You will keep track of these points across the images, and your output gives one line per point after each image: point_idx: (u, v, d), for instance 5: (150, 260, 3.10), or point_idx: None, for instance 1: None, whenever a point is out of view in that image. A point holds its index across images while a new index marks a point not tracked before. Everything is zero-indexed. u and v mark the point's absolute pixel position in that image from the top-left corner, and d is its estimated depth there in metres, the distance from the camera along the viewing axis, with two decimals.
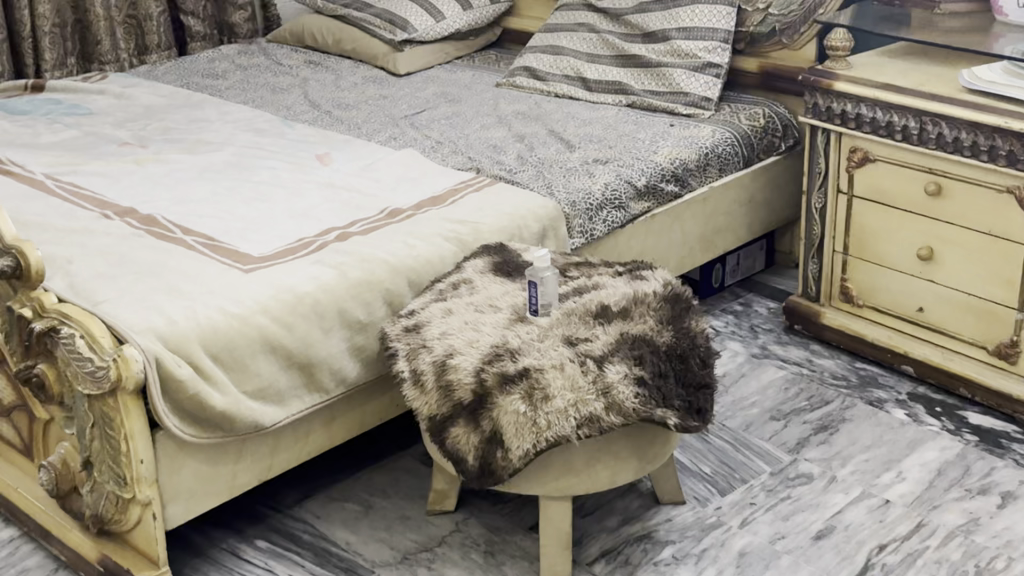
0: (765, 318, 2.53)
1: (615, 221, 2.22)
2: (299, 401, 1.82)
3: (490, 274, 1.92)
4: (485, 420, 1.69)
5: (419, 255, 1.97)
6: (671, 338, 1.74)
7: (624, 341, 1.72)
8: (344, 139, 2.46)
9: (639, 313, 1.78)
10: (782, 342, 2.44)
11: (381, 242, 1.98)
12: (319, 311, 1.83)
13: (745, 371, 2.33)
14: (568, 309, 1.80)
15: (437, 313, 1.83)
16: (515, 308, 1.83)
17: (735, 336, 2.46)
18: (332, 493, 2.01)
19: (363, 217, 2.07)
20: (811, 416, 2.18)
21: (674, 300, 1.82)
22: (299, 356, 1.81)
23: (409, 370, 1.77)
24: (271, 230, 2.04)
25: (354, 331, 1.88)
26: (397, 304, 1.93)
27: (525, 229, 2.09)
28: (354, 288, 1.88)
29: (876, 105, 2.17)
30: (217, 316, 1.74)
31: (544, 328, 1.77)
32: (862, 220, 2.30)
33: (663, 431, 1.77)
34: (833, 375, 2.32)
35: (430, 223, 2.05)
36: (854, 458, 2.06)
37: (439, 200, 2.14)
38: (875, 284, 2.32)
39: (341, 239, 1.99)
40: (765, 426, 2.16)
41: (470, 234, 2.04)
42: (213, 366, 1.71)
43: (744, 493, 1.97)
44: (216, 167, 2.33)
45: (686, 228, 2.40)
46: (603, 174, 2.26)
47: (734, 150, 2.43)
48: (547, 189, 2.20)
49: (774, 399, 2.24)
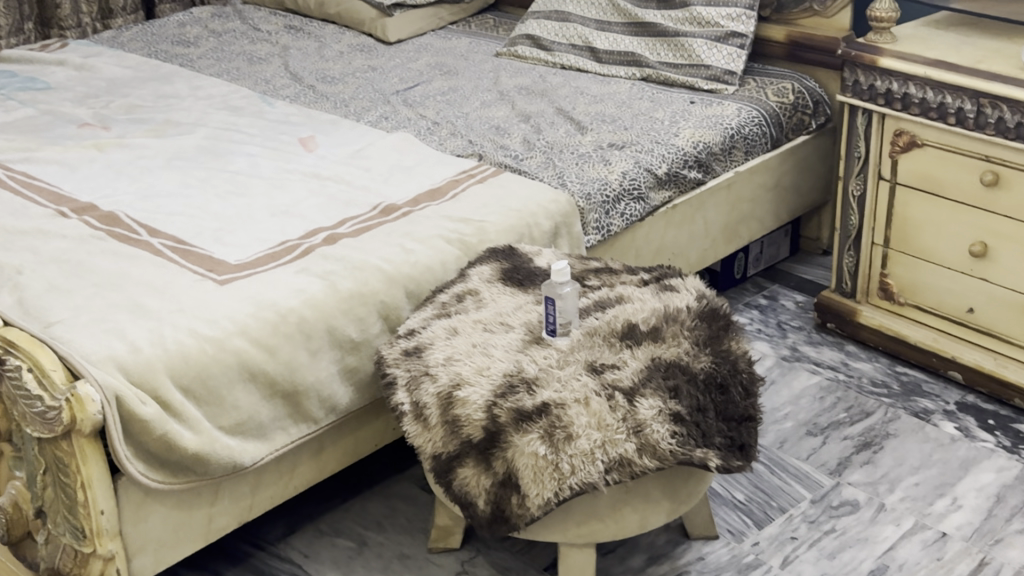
0: (793, 314, 2.31)
1: (633, 214, 1.99)
2: (284, 434, 1.59)
3: (499, 284, 1.70)
4: (498, 462, 1.47)
5: (418, 261, 1.74)
6: (710, 365, 1.52)
7: (655, 369, 1.50)
8: (330, 120, 2.22)
9: (671, 334, 1.56)
10: (814, 343, 2.22)
11: (375, 247, 1.75)
12: (306, 330, 1.60)
13: (774, 377, 2.12)
14: (591, 329, 1.58)
15: (441, 332, 1.60)
16: (530, 325, 1.60)
17: (761, 335, 2.24)
18: (322, 527, 1.79)
19: (354, 215, 1.84)
20: (852, 431, 1.97)
21: (711, 316, 1.60)
22: (284, 383, 1.58)
23: (410, 402, 1.54)
24: (249, 231, 1.80)
25: (345, 351, 1.65)
26: (394, 319, 1.70)
27: (535, 227, 1.86)
28: (345, 303, 1.65)
29: (926, 84, 1.93)
30: (188, 340, 1.52)
31: (565, 352, 1.54)
32: (905, 210, 2.08)
33: (699, 469, 1.55)
34: (873, 381, 2.10)
35: (430, 222, 1.82)
36: (903, 482, 1.85)
37: (438, 194, 1.91)
38: (919, 280, 2.10)
39: (328, 243, 1.76)
40: (802, 443, 1.95)
41: (474, 234, 1.80)
42: (183, 401, 1.48)
43: (783, 526, 1.77)
44: (186, 153, 2.08)
45: (709, 218, 2.17)
46: (621, 161, 2.03)
47: (761, 130, 2.20)
48: (558, 181, 1.96)
49: (809, 410, 2.03)
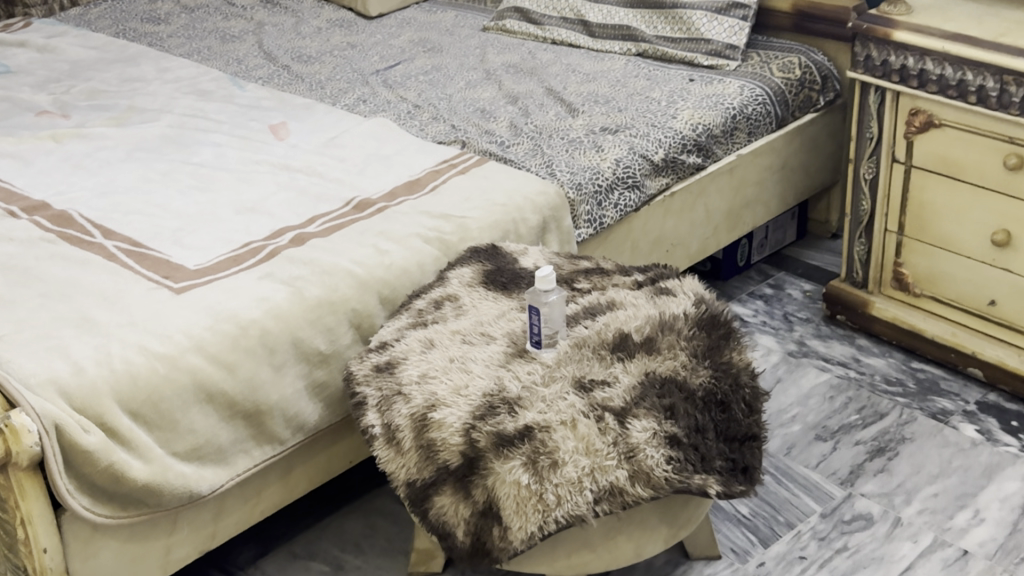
0: (801, 304, 2.17)
1: (628, 204, 1.85)
2: (247, 458, 1.46)
3: (480, 289, 1.56)
4: (477, 490, 1.34)
5: (393, 263, 1.60)
6: (709, 380, 1.39)
7: (649, 386, 1.37)
8: (304, 104, 2.08)
9: (666, 345, 1.42)
10: (822, 336, 2.08)
11: (347, 249, 1.61)
12: (268, 344, 1.47)
13: (781, 375, 1.98)
14: (579, 340, 1.45)
15: (416, 345, 1.46)
16: (513, 335, 1.47)
17: (766, 328, 2.10)
18: (295, 549, 1.66)
19: (324, 212, 1.70)
20: (864, 435, 1.84)
21: (711, 323, 1.46)
22: (245, 403, 1.44)
23: (381, 425, 1.40)
24: (212, 232, 1.67)
25: (313, 365, 1.51)
26: (367, 328, 1.56)
27: (521, 223, 1.72)
28: (312, 312, 1.51)
29: (944, 60, 1.78)
30: (138, 358, 1.38)
31: (550, 366, 1.41)
32: (921, 195, 1.93)
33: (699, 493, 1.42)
34: (886, 379, 1.97)
35: (406, 218, 1.68)
36: (920, 493, 1.72)
37: (416, 186, 1.77)
38: (936, 270, 1.96)
39: (296, 244, 1.63)
40: (811, 449, 1.82)
41: (455, 232, 1.66)
42: (132, 427, 1.35)
43: (790, 544, 1.64)
44: (149, 143, 1.94)
45: (710, 205, 2.02)
46: (614, 147, 1.88)
47: (765, 109, 2.06)
48: (547, 170, 1.82)
49: (818, 411, 1.89)
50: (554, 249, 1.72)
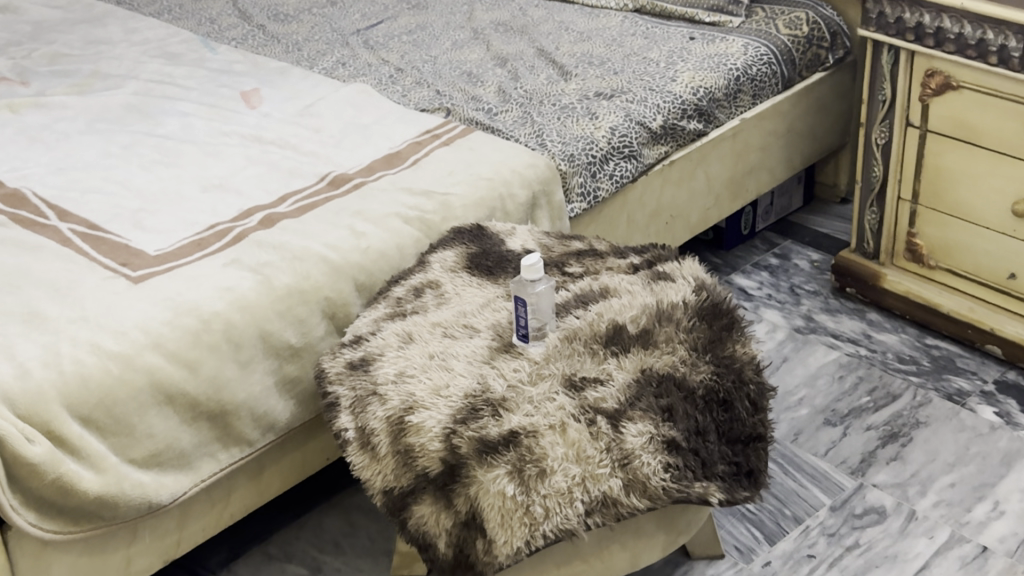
0: (808, 275, 2.05)
1: (624, 175, 1.73)
2: (212, 462, 1.36)
3: (464, 275, 1.45)
4: (459, 500, 1.23)
5: (370, 247, 1.48)
6: (710, 377, 1.27)
7: (645, 385, 1.26)
8: (279, 67, 1.96)
9: (664, 338, 1.31)
10: (830, 310, 1.97)
11: (320, 232, 1.49)
12: (234, 339, 1.36)
13: (787, 353, 1.87)
14: (570, 332, 1.33)
15: (393, 340, 1.35)
16: (498, 327, 1.35)
17: (771, 302, 1.99)
18: (270, 550, 1.56)
19: (296, 189, 1.59)
20: (876, 420, 1.73)
21: (713, 313, 1.35)
22: (208, 404, 1.34)
23: (355, 428, 1.29)
24: (175, 212, 1.55)
25: (283, 359, 1.40)
26: (342, 318, 1.45)
27: (509, 199, 1.60)
28: (281, 302, 1.40)
29: (963, 18, 1.65)
30: (89, 359, 1.27)
31: (538, 363, 1.30)
32: (938, 162, 1.81)
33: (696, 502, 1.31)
34: (899, 357, 1.85)
35: (384, 196, 1.56)
36: (936, 483, 1.62)
37: (396, 159, 1.65)
38: (952, 241, 1.84)
39: (265, 225, 1.51)
40: (819, 435, 1.71)
41: (437, 211, 1.55)
42: (84, 434, 1.24)
43: (798, 541, 1.54)
44: (111, 113, 1.82)
45: (712, 172, 1.90)
46: (609, 114, 1.76)
47: (770, 69, 1.93)
48: (537, 140, 1.70)
49: (826, 394, 1.79)
50: (545, 228, 1.61)
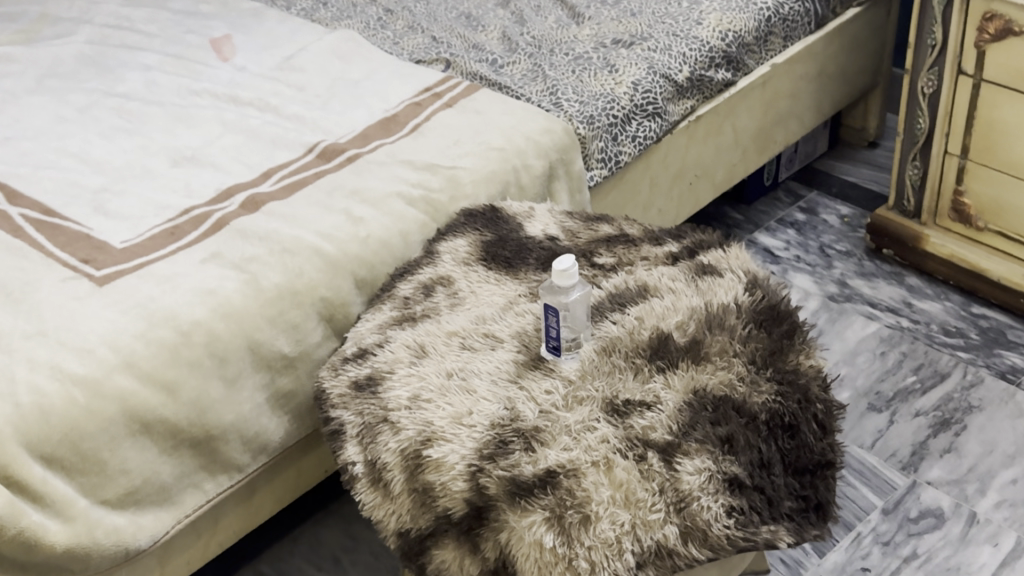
0: (838, 234, 1.88)
1: (648, 136, 1.54)
2: (197, 494, 1.18)
3: (479, 268, 1.27)
4: (487, 545, 1.05)
5: (370, 236, 1.29)
6: (773, 399, 1.11)
7: (699, 410, 1.09)
8: (253, 9, 1.74)
9: (717, 351, 1.14)
10: (866, 274, 1.80)
11: (312, 217, 1.30)
12: (218, 353, 1.17)
13: (822, 326, 1.71)
14: (608, 343, 1.16)
15: (404, 354, 1.16)
16: (523, 336, 1.18)
17: (801, 265, 1.82)
18: (262, 570, 1.40)
19: (281, 164, 1.39)
20: (924, 404, 1.58)
21: (771, 317, 1.18)
22: (191, 430, 1.16)
23: (364, 462, 1.11)
24: (144, 193, 1.35)
25: (275, 372, 1.22)
26: (341, 319, 1.27)
27: (524, 171, 1.41)
28: (270, 307, 1.21)
29: None
30: (50, 385, 1.08)
31: (573, 383, 1.12)
32: (992, 115, 1.61)
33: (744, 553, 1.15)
34: (944, 329, 1.69)
35: (382, 171, 1.37)
36: (996, 479, 1.46)
37: (393, 124, 1.45)
38: (1004, 201, 1.66)
39: (248, 209, 1.32)
40: (864, 423, 1.56)
41: (444, 189, 1.36)
42: (48, 476, 1.06)
43: (849, 550, 1.39)
44: (64, 66, 1.60)
45: (740, 125, 1.71)
46: (630, 66, 1.56)
47: (804, 7, 1.73)
48: (550, 99, 1.50)
49: (868, 373, 1.63)
50: (564, 205, 1.42)
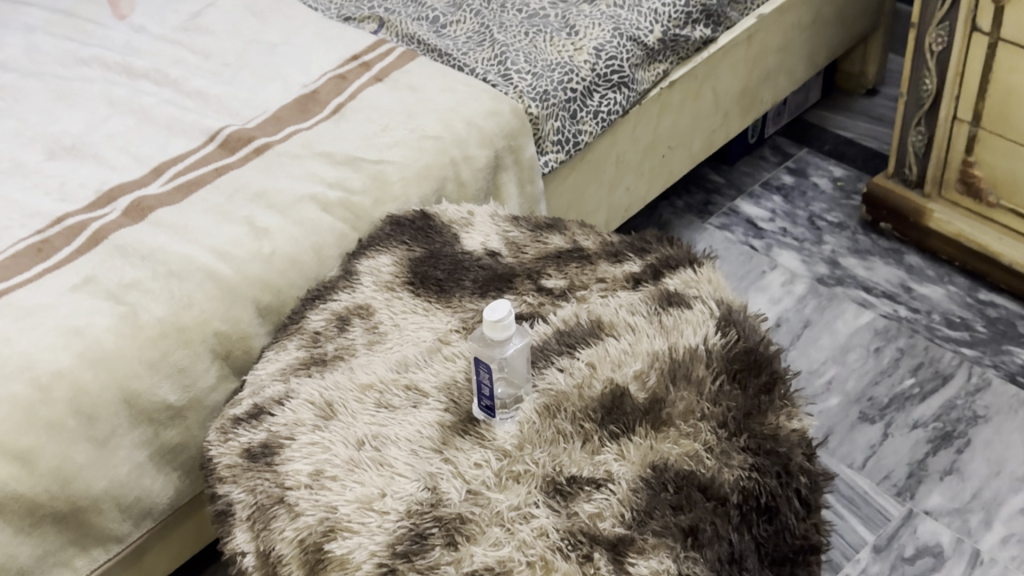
0: (830, 201, 1.68)
1: (612, 110, 1.33)
2: (66, 573, 1.00)
3: (403, 294, 1.07)
4: None
5: (276, 253, 1.09)
6: (746, 477, 0.91)
7: (657, 492, 0.90)
8: None
9: (683, 413, 0.95)
10: (860, 251, 1.60)
11: (206, 229, 1.10)
12: (86, 410, 0.98)
13: (810, 315, 1.52)
14: (553, 400, 0.96)
15: (307, 415, 0.97)
16: (452, 388, 0.98)
17: (787, 241, 1.62)
18: None
19: (175, 156, 1.18)
20: (923, 414, 1.39)
21: (749, 365, 0.98)
22: (54, 505, 0.97)
23: (256, 553, 0.92)
24: (12, 195, 1.15)
25: (159, 424, 1.03)
26: (241, 355, 1.08)
27: (463, 163, 1.21)
28: (151, 349, 1.02)
29: None
30: None
31: (509, 456, 0.93)
32: (1010, 80, 1.38)
33: None
34: (947, 320, 1.50)
35: (293, 167, 1.16)
36: (1003, 508, 1.28)
37: (311, 103, 1.24)
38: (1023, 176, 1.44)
39: (133, 216, 1.12)
40: (854, 436, 1.38)
41: (367, 191, 1.15)
42: None
43: None
44: None
45: (721, 86, 1.49)
46: (592, 27, 1.34)
47: None
48: (498, 69, 1.28)
49: (860, 374, 1.44)
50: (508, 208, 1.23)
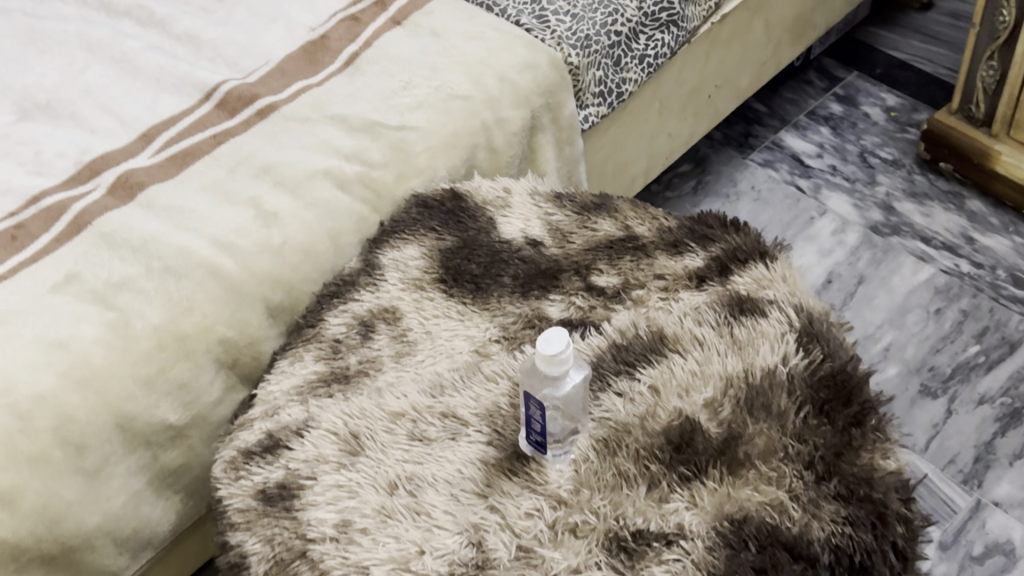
0: (882, 134, 1.55)
1: (659, 54, 1.18)
2: None
3: (434, 293, 0.95)
4: None
5: (286, 244, 0.95)
6: (838, 534, 0.78)
7: (736, 553, 0.76)
8: None
9: (761, 453, 0.82)
10: (916, 195, 1.47)
11: (204, 213, 0.95)
12: (73, 439, 0.85)
13: (863, 270, 1.39)
14: (612, 435, 0.84)
15: (331, 450, 0.84)
16: (496, 418, 0.86)
17: (837, 181, 1.49)
18: None
19: (166, 118, 1.02)
20: (990, 387, 1.27)
21: (835, 394, 0.86)
22: (38, 547, 0.84)
23: None
24: None
25: (158, 446, 0.90)
26: (249, 361, 0.95)
27: (497, 127, 1.07)
28: (146, 364, 0.88)
29: None
30: None
31: (566, 505, 0.80)
32: None
33: None
34: (1013, 277, 1.37)
35: (302, 133, 1.01)
36: None
37: (321, 52, 1.08)
38: None
39: (122, 195, 0.96)
40: (915, 413, 1.26)
41: (389, 164, 1.01)
42: None
43: None
44: None
45: (774, 16, 1.33)
46: None
47: None
48: (532, 9, 1.12)
49: (920, 341, 1.32)
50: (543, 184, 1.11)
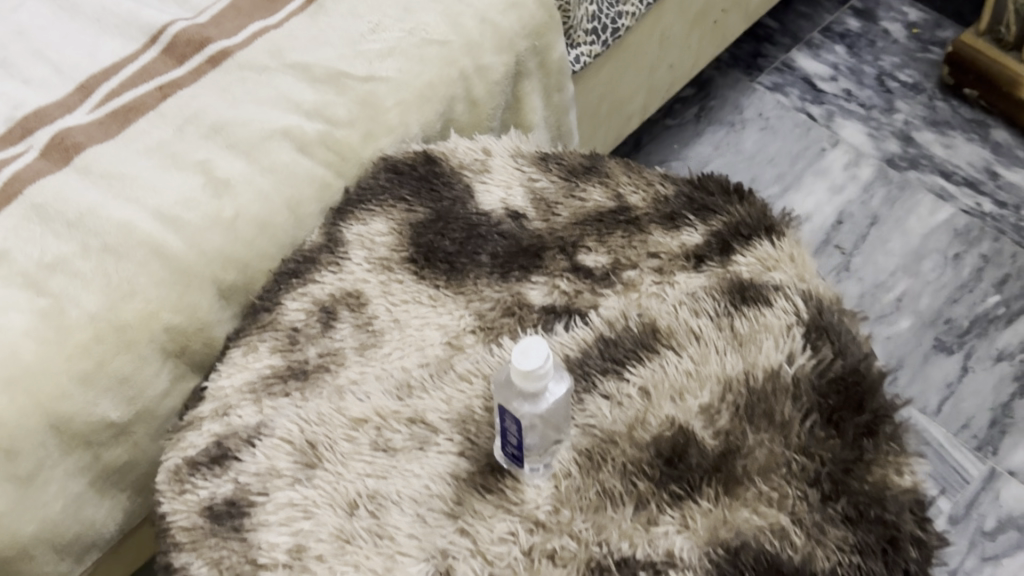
0: (903, 53, 1.46)
1: None
2: None
3: (402, 274, 0.87)
4: None
5: (240, 216, 0.86)
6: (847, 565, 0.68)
7: None
8: None
9: (761, 468, 0.72)
10: (938, 123, 1.38)
11: (148, 180, 0.85)
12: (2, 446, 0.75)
13: (876, 210, 1.30)
14: (596, 446, 0.75)
15: (284, 461, 0.76)
16: (468, 425, 0.77)
17: (852, 107, 1.41)
18: None
19: (105, 65, 0.90)
20: (1010, 342, 1.19)
21: (845, 396, 0.76)
22: None
23: None
24: None
25: (99, 445, 0.82)
26: (200, 348, 0.87)
27: (477, 77, 0.96)
28: (83, 358, 0.78)
29: None
30: None
31: (543, 526, 0.71)
32: None
33: None
34: None
35: (258, 86, 0.90)
36: None
37: None
38: None
39: (57, 159, 0.85)
40: (928, 371, 1.17)
41: (355, 121, 0.91)
42: None
43: None
44: None
45: None
46: None
47: None
48: None
49: (936, 289, 1.23)
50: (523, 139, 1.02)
